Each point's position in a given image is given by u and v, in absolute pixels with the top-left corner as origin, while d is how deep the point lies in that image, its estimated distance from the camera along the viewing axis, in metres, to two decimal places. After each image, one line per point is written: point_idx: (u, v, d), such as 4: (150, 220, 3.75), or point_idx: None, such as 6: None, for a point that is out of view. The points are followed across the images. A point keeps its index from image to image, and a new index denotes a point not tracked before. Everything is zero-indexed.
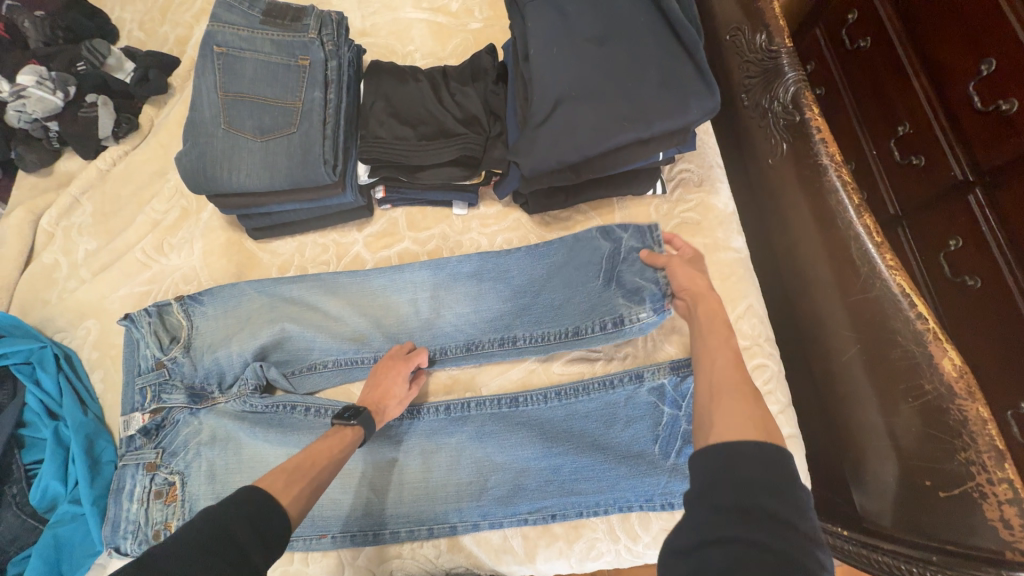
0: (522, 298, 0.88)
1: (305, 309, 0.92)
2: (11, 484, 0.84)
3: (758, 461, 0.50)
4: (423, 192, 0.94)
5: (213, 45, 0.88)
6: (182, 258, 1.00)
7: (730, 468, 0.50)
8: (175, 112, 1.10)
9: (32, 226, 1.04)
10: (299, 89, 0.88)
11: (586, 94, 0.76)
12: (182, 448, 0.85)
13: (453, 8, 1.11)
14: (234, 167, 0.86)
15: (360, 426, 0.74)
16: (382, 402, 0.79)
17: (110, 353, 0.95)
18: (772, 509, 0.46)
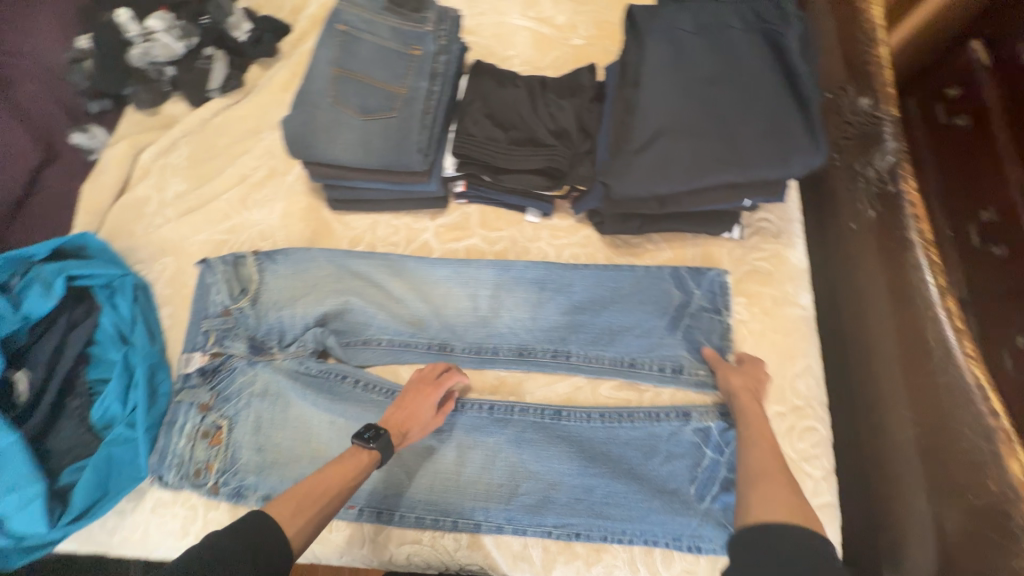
0: (582, 317, 0.89)
1: (369, 286, 0.95)
2: (76, 395, 0.89)
3: (790, 548, 0.53)
4: (503, 194, 0.97)
5: (337, 23, 0.92)
6: (263, 214, 1.05)
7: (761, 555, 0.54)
8: (280, 77, 1.16)
9: (132, 159, 1.11)
10: (405, 77, 0.91)
11: (687, 130, 0.76)
12: (234, 395, 0.88)
13: (559, 22, 1.15)
14: (334, 140, 0.90)
15: (377, 450, 0.74)
16: (403, 425, 0.79)
17: (181, 291, 1.00)
18: None
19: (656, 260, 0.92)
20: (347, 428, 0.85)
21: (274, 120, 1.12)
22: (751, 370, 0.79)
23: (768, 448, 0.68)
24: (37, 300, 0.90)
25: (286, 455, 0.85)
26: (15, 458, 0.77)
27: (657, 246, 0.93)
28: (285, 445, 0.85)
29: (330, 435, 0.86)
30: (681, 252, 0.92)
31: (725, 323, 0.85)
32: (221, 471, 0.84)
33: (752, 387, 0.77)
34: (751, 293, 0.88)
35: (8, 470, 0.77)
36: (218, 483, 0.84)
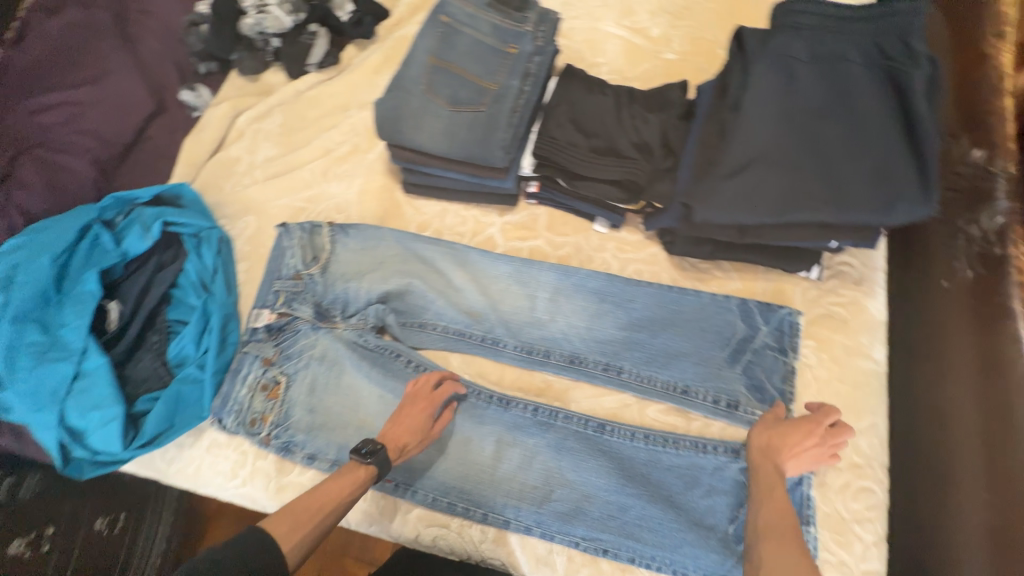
0: (638, 335, 0.88)
1: (431, 271, 0.97)
2: (155, 331, 0.97)
3: None
4: (574, 201, 0.97)
5: (441, 14, 0.95)
6: (342, 188, 1.09)
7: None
8: (373, 59, 1.20)
9: (231, 121, 1.19)
10: (497, 73, 0.92)
11: (782, 163, 0.74)
12: (295, 356, 0.93)
13: (653, 34, 1.14)
14: (421, 127, 0.93)
15: (374, 467, 0.75)
16: (399, 440, 0.80)
17: (259, 251, 1.06)
18: None
19: (723, 289, 0.90)
20: (393, 405, 0.89)
21: (362, 101, 1.17)
22: (777, 429, 0.75)
23: (781, 504, 0.67)
24: (135, 239, 0.98)
25: (334, 421, 0.89)
26: (102, 380, 0.86)
27: (726, 275, 0.91)
28: (334, 411, 0.90)
29: (378, 409, 0.89)
30: (751, 285, 0.89)
31: (789, 366, 0.81)
32: (274, 424, 0.90)
33: (770, 446, 0.73)
34: (820, 338, 0.84)
35: (94, 389, 0.85)
36: (270, 435, 0.89)
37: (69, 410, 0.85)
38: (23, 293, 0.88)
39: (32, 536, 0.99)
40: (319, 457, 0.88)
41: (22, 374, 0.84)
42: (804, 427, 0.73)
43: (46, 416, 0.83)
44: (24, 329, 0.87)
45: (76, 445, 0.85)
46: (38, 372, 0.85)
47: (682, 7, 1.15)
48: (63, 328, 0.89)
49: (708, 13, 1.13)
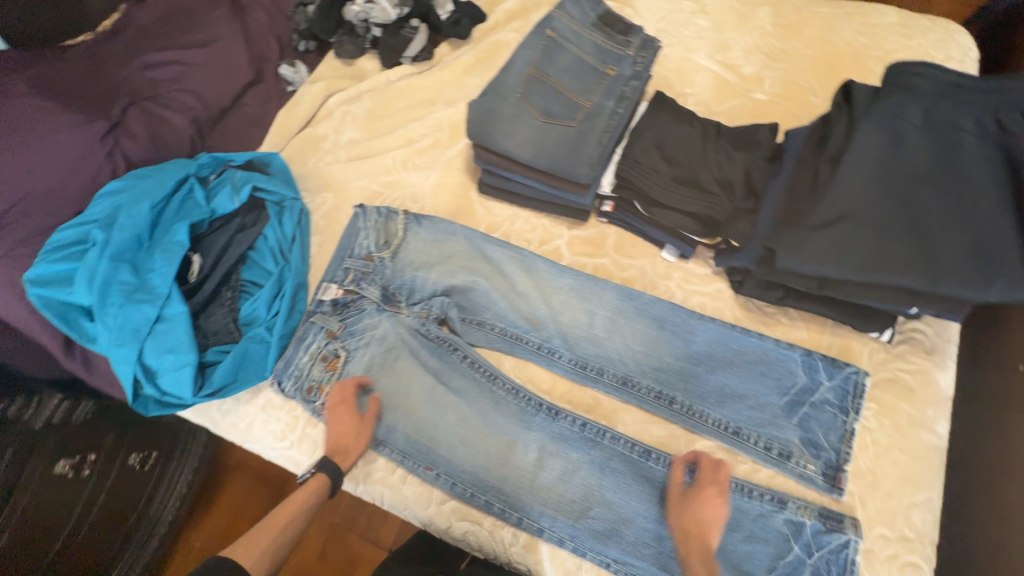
0: (695, 368, 0.88)
1: (496, 273, 0.99)
2: (229, 289, 1.02)
3: None
4: (647, 226, 0.98)
5: (547, 27, 0.97)
6: (419, 179, 1.13)
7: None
8: (465, 59, 1.24)
9: (322, 100, 1.24)
10: (593, 92, 0.95)
11: (876, 223, 0.73)
12: (357, 333, 0.97)
13: (746, 72, 1.14)
14: (511, 133, 0.95)
15: (323, 474, 0.83)
16: (342, 444, 0.87)
17: (334, 227, 1.11)
18: None
19: (787, 336, 0.89)
20: (445, 396, 0.91)
21: (448, 98, 1.21)
22: (694, 506, 0.75)
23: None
24: (224, 199, 1.03)
25: (385, 401, 0.92)
26: (180, 327, 0.91)
27: (792, 322, 0.90)
28: (387, 392, 0.92)
29: (429, 397, 0.91)
30: (817, 337, 0.88)
31: (848, 426, 0.80)
32: (329, 395, 0.93)
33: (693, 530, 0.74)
34: (884, 402, 0.83)
35: (172, 334, 0.91)
36: (324, 405, 0.93)
37: (146, 350, 0.90)
38: (121, 235, 0.94)
39: (77, 459, 1.15)
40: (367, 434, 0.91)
41: (111, 310, 0.90)
42: (704, 495, 0.75)
43: (126, 352, 0.88)
44: (118, 268, 0.92)
45: (149, 383, 0.90)
46: (125, 310, 0.90)
47: (778, 50, 1.15)
48: (152, 272, 0.95)
49: (805, 59, 1.13)
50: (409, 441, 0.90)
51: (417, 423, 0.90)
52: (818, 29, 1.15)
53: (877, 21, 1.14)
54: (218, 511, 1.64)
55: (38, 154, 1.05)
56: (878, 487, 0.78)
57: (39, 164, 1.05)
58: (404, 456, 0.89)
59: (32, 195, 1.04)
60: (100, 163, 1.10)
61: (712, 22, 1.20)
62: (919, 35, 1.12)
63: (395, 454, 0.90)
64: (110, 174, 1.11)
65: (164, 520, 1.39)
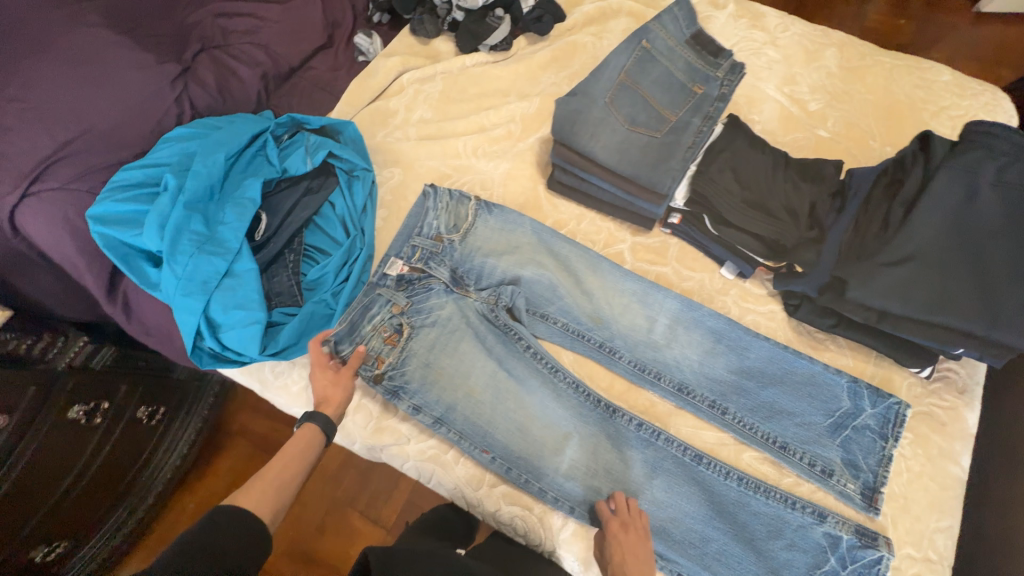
0: (747, 382, 0.93)
1: (564, 269, 1.02)
2: (292, 251, 1.01)
3: None
4: (712, 243, 1.02)
5: (643, 39, 0.99)
6: (489, 167, 1.14)
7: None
8: (541, 55, 1.25)
9: (395, 75, 1.23)
10: (680, 108, 0.98)
11: (940, 268, 0.80)
12: (423, 312, 0.97)
13: (811, 107, 1.18)
14: (596, 136, 0.98)
15: (316, 425, 0.84)
16: (324, 395, 0.87)
17: (400, 202, 1.11)
18: None
19: (834, 362, 0.95)
20: (506, 382, 0.94)
21: (521, 92, 1.22)
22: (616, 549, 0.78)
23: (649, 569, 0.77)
24: (296, 161, 1.03)
25: (446, 380, 0.93)
26: (250, 284, 0.90)
27: (839, 350, 0.95)
28: (449, 372, 0.94)
29: (489, 382, 0.94)
30: (862, 366, 0.94)
31: (886, 452, 0.86)
32: (390, 366, 0.93)
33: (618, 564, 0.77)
34: (918, 433, 0.89)
35: (242, 290, 0.90)
36: (383, 375, 0.93)
37: (213, 303, 0.89)
38: (194, 183, 0.92)
39: (91, 406, 1.15)
40: (424, 411, 0.91)
41: (181, 258, 0.88)
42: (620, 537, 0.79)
43: (193, 301, 0.87)
44: (190, 217, 0.91)
45: (211, 336, 0.89)
46: (195, 260, 0.89)
47: (842, 91, 1.19)
48: (222, 225, 0.94)
49: (867, 103, 1.18)
50: (467, 422, 0.91)
51: (477, 405, 0.92)
52: (880, 77, 1.20)
53: (934, 78, 1.20)
54: (216, 474, 1.59)
55: (107, 89, 1.01)
56: (908, 510, 0.84)
57: (106, 99, 1.01)
58: (460, 436, 0.91)
59: (96, 130, 1.00)
60: (167, 106, 1.07)
61: (782, 55, 1.25)
62: (971, 97, 1.17)
63: (451, 433, 0.90)
64: (176, 119, 1.08)
65: (164, 476, 1.40)
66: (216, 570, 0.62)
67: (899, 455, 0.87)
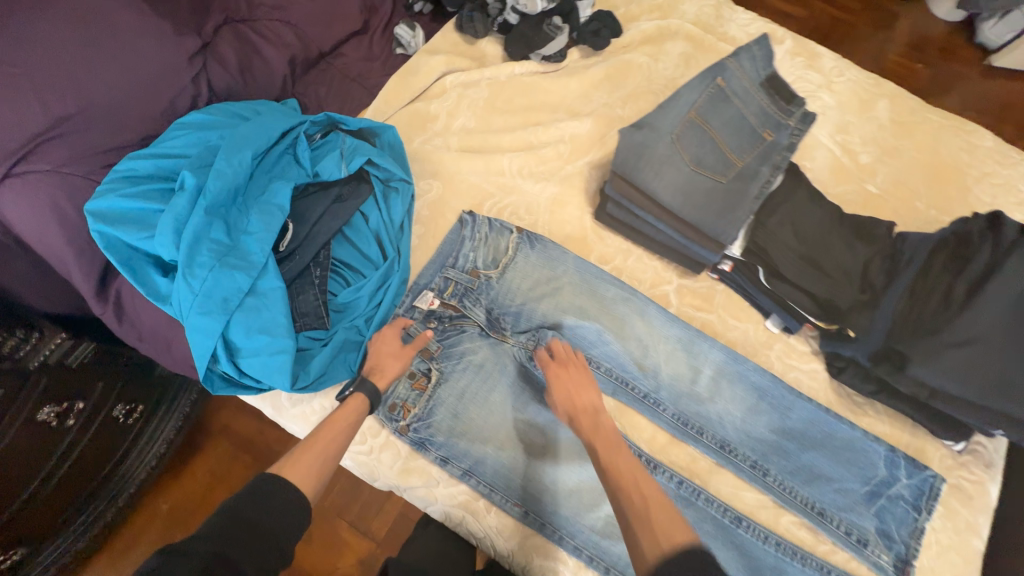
0: (788, 444, 0.92)
1: (609, 314, 0.96)
2: (319, 266, 0.91)
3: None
4: (762, 296, 0.99)
5: (718, 75, 0.94)
6: (534, 189, 1.07)
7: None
8: (594, 72, 1.18)
9: (438, 75, 1.14)
10: (748, 154, 0.93)
11: (1000, 352, 0.80)
12: (452, 355, 0.92)
13: (862, 159, 1.17)
14: (659, 175, 0.92)
15: (362, 395, 0.80)
16: (380, 363, 0.84)
17: (438, 218, 1.03)
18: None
19: (871, 428, 0.94)
20: (541, 434, 0.89)
21: (571, 109, 1.15)
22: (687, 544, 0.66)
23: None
24: (330, 165, 0.93)
25: (476, 431, 0.88)
26: (276, 304, 0.82)
27: (878, 416, 0.95)
28: (481, 420, 0.88)
29: (521, 433, 0.88)
30: (898, 434, 0.94)
31: (918, 523, 0.87)
32: (415, 417, 0.88)
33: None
34: (947, 505, 0.90)
35: (268, 311, 0.82)
36: (409, 426, 0.87)
37: (233, 324, 0.80)
38: (217, 185, 0.82)
39: (64, 407, 1.01)
40: (452, 462, 0.87)
41: (199, 272, 0.78)
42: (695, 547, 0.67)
43: (210, 321, 0.78)
44: (210, 223, 0.80)
45: (228, 362, 0.80)
46: (216, 274, 0.79)
47: (892, 146, 1.18)
48: (246, 235, 0.84)
49: (915, 161, 1.17)
50: (498, 477, 0.86)
51: (509, 457, 0.87)
52: (929, 135, 1.20)
53: (979, 141, 1.19)
54: (192, 476, 1.42)
55: (113, 53, 0.87)
56: None
57: (109, 66, 0.86)
58: (490, 489, 0.86)
59: (97, 103, 0.86)
60: (183, 86, 0.94)
61: (836, 101, 1.22)
62: (1012, 165, 1.17)
63: (481, 486, 0.86)
64: (190, 101, 0.96)
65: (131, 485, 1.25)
66: (249, 541, 0.56)
67: (929, 527, 0.88)
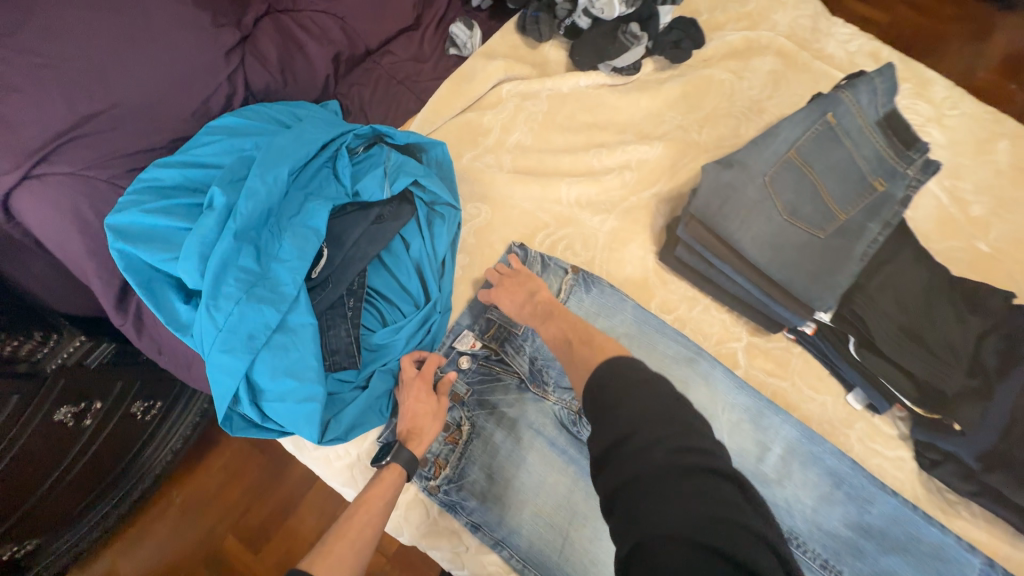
0: (865, 543, 0.80)
1: (670, 375, 0.85)
2: (353, 297, 0.82)
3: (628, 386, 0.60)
4: (847, 368, 0.86)
5: (828, 111, 0.81)
6: (592, 219, 0.95)
7: (600, 396, 0.61)
8: (669, 88, 1.05)
9: (495, 82, 1.03)
10: (853, 206, 0.80)
11: None
12: (490, 408, 0.83)
13: (972, 210, 1.01)
14: (746, 224, 0.80)
15: (398, 467, 0.73)
16: (416, 425, 0.77)
17: (484, 248, 0.93)
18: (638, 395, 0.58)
19: (965, 535, 0.81)
20: (582, 504, 0.78)
21: (640, 130, 1.03)
22: None
23: None
24: (372, 184, 0.84)
25: (511, 497, 0.79)
26: (306, 344, 0.74)
27: (973, 520, 0.82)
28: (517, 484, 0.79)
29: (561, 505, 0.78)
30: (996, 544, 0.81)
31: None
32: (446, 477, 0.80)
33: None
34: None
35: (297, 351, 0.73)
36: (439, 485, 0.79)
37: (258, 364, 0.72)
38: (248, 206, 0.73)
39: (81, 407, 0.92)
40: (483, 530, 0.78)
41: (224, 304, 0.70)
42: None
43: (233, 360, 0.70)
44: (239, 249, 0.72)
45: (250, 405, 0.72)
46: (242, 308, 0.71)
47: (1012, 197, 1.01)
48: (277, 262, 0.75)
49: None
50: (534, 549, 0.77)
51: (546, 531, 0.77)
52: None
53: None
54: (205, 472, 1.25)
55: (147, 46, 0.78)
56: None
57: (142, 62, 0.78)
58: (523, 566, 0.76)
59: (126, 101, 0.77)
60: (217, 84, 0.85)
61: (948, 138, 1.06)
62: None
63: (515, 560, 0.76)
64: (225, 101, 0.87)
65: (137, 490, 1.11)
66: None
67: None
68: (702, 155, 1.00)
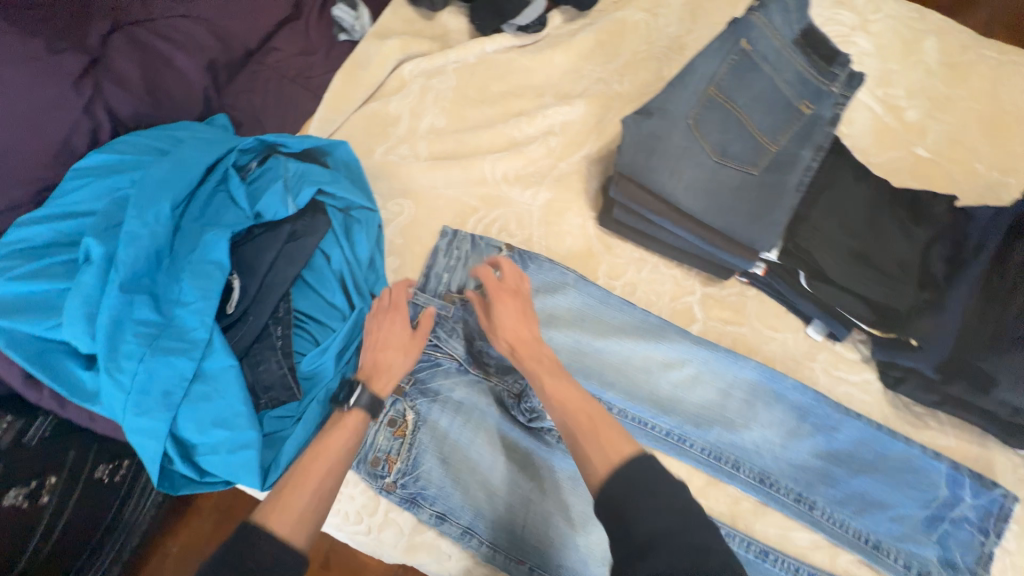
0: (835, 469, 0.79)
1: (614, 334, 0.82)
2: (278, 322, 0.76)
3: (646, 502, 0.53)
4: (805, 303, 0.83)
5: (741, 38, 0.76)
6: (524, 195, 0.90)
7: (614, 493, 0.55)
8: (582, 39, 0.98)
9: (394, 63, 0.97)
10: (782, 134, 0.76)
11: None
12: (433, 394, 0.79)
13: (908, 116, 0.98)
14: (677, 172, 0.75)
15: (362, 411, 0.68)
16: (381, 362, 0.73)
17: (414, 246, 0.87)
18: (660, 509, 0.52)
19: (934, 444, 0.82)
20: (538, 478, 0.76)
21: (559, 90, 0.97)
22: None
23: None
24: (272, 201, 0.76)
25: (469, 482, 0.76)
26: (229, 387, 0.68)
27: (941, 429, 0.83)
28: (472, 470, 0.76)
29: (518, 481, 0.76)
30: (965, 447, 0.82)
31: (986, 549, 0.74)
32: (401, 471, 0.76)
33: None
34: None
35: (220, 398, 0.67)
36: (395, 482, 0.76)
37: (181, 419, 0.66)
38: (130, 252, 0.66)
39: (36, 484, 0.74)
40: (449, 519, 0.75)
41: (127, 364, 0.64)
42: None
43: (148, 422, 0.64)
44: (131, 300, 0.66)
45: (185, 462, 0.67)
46: (148, 366, 0.64)
47: (943, 96, 0.98)
48: (180, 306, 0.68)
49: (971, 114, 0.97)
50: (501, 527, 0.74)
51: (508, 510, 0.75)
52: (986, 79, 0.98)
53: None
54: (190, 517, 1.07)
55: None
56: None
57: None
58: (494, 550, 0.73)
59: None
60: (74, 118, 0.75)
61: (874, 45, 1.02)
62: None
63: (485, 545, 0.73)
64: (91, 137, 0.77)
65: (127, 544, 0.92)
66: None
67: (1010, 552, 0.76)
68: (628, 106, 0.94)
